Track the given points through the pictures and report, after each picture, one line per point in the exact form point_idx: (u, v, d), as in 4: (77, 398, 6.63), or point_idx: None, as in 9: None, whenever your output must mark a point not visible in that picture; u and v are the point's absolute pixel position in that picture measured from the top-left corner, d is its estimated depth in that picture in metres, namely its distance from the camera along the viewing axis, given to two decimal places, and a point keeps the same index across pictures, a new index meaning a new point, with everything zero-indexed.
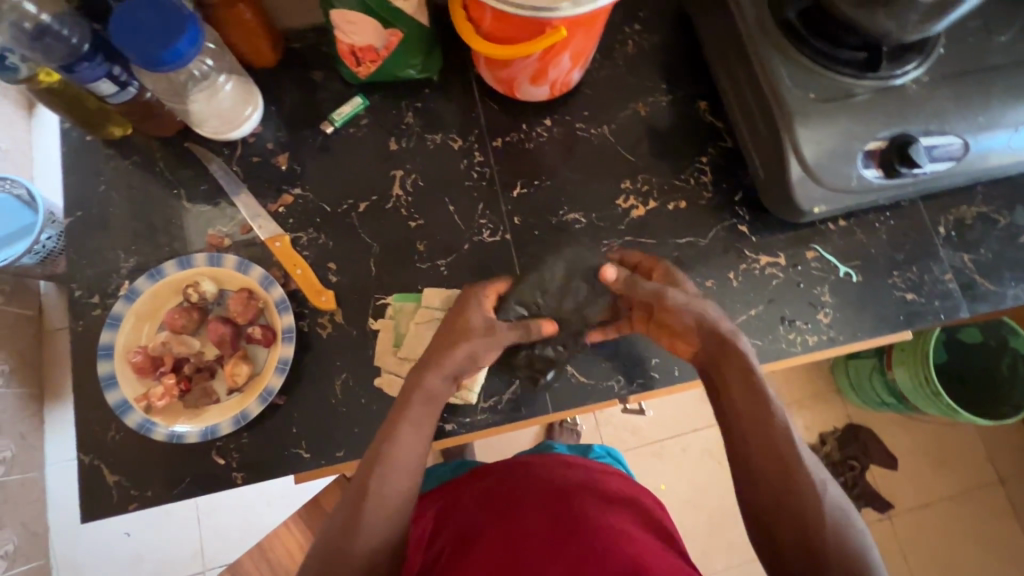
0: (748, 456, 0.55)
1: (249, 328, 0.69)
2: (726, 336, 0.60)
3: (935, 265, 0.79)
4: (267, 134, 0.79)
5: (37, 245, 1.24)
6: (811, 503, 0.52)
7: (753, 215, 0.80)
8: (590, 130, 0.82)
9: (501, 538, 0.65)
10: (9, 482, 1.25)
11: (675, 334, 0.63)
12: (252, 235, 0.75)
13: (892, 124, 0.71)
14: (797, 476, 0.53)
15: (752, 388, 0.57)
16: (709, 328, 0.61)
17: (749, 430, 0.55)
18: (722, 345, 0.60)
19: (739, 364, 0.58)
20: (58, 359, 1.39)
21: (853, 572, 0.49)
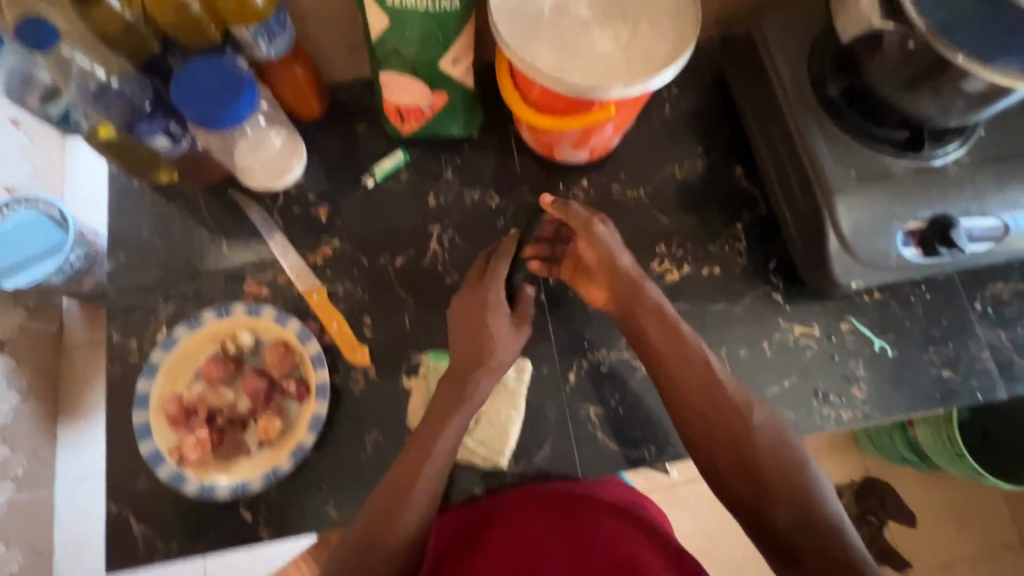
0: (693, 401, 0.63)
1: (284, 381, 0.70)
2: (637, 277, 0.70)
3: (972, 342, 0.78)
4: (309, 185, 0.80)
5: (67, 263, 1.23)
6: (751, 432, 0.61)
7: (788, 284, 0.80)
8: (626, 191, 0.83)
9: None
10: (18, 499, 1.25)
11: (604, 268, 0.70)
12: (289, 286, 0.76)
13: (931, 204, 0.71)
14: (724, 402, 0.63)
15: (676, 332, 0.66)
16: (623, 272, 0.70)
17: (689, 376, 0.64)
18: (637, 284, 0.69)
19: (654, 304, 0.68)
20: (75, 376, 1.40)
21: (794, 477, 0.58)
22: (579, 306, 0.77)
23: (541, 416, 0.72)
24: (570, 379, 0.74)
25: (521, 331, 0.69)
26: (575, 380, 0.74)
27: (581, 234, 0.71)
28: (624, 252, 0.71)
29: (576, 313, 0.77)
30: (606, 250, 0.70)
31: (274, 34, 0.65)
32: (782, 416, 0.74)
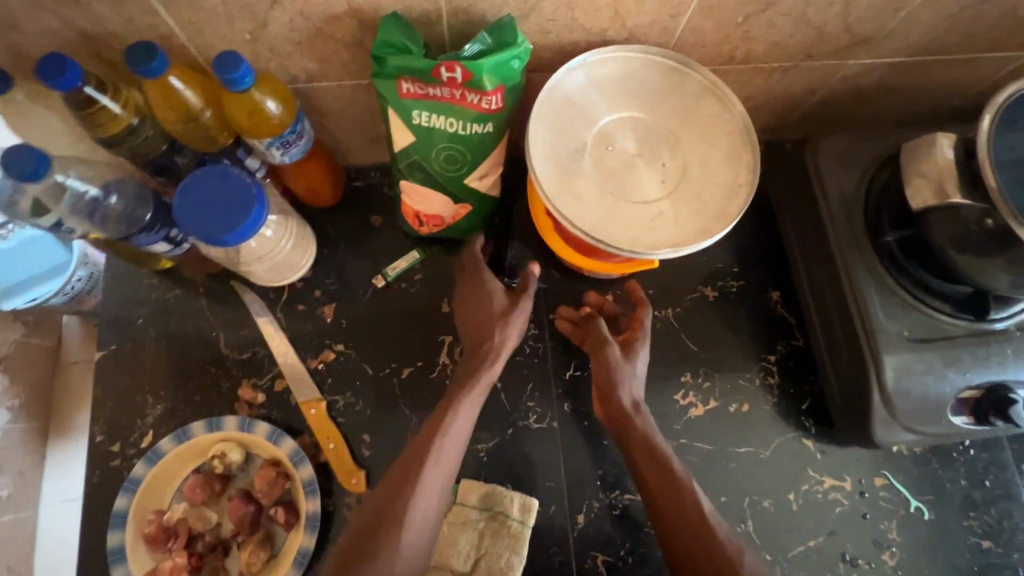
0: (676, 531, 0.59)
1: (271, 508, 0.65)
2: (629, 406, 0.65)
3: (1016, 510, 0.72)
4: (317, 280, 0.75)
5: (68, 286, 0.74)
6: (734, 571, 0.56)
7: (820, 428, 0.74)
8: (654, 310, 0.77)
9: None
10: None
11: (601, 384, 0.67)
12: (286, 394, 0.71)
13: (988, 372, 0.65)
14: (707, 536, 0.58)
15: (661, 463, 0.62)
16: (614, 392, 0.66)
17: (673, 505, 0.60)
18: (629, 417, 0.65)
19: (642, 436, 0.64)
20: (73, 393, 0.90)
21: None
22: (595, 438, 0.71)
23: (544, 560, 0.67)
24: (580, 521, 0.69)
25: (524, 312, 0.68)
26: (584, 522, 0.69)
27: (598, 345, 0.68)
28: (634, 380, 0.67)
29: (592, 448, 0.71)
30: (615, 372, 0.66)
31: (289, 143, 0.59)
32: None
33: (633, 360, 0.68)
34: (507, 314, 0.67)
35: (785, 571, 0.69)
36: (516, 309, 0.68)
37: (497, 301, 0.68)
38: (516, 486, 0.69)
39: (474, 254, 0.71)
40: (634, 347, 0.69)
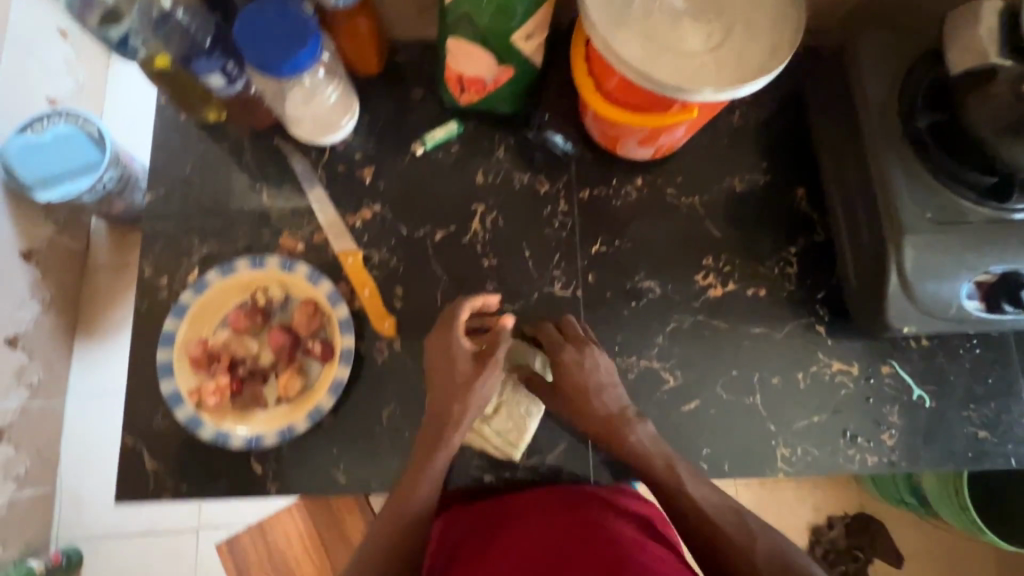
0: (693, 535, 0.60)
1: (309, 341, 0.69)
2: (615, 413, 0.66)
3: (1016, 405, 0.75)
4: (358, 144, 0.78)
5: (99, 184, 1.21)
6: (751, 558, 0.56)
7: (834, 317, 0.76)
8: (681, 197, 0.79)
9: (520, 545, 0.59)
10: (32, 405, 1.27)
11: (585, 415, 0.67)
12: (324, 245, 0.74)
13: (1006, 258, 0.67)
14: (720, 532, 0.58)
15: (660, 476, 0.63)
16: (602, 423, 0.66)
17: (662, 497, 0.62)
18: (619, 432, 0.65)
19: (637, 455, 0.64)
20: (98, 295, 1.40)
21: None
22: (616, 310, 0.75)
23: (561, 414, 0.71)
24: None
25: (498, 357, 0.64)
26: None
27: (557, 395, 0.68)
28: (611, 392, 0.67)
29: (612, 317, 0.75)
30: (578, 390, 0.67)
31: None
32: (806, 451, 0.72)
33: (590, 374, 0.67)
34: (472, 385, 0.64)
35: (786, 442, 0.72)
36: (482, 378, 0.64)
37: (461, 369, 0.64)
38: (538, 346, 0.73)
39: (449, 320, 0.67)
40: (586, 366, 0.67)
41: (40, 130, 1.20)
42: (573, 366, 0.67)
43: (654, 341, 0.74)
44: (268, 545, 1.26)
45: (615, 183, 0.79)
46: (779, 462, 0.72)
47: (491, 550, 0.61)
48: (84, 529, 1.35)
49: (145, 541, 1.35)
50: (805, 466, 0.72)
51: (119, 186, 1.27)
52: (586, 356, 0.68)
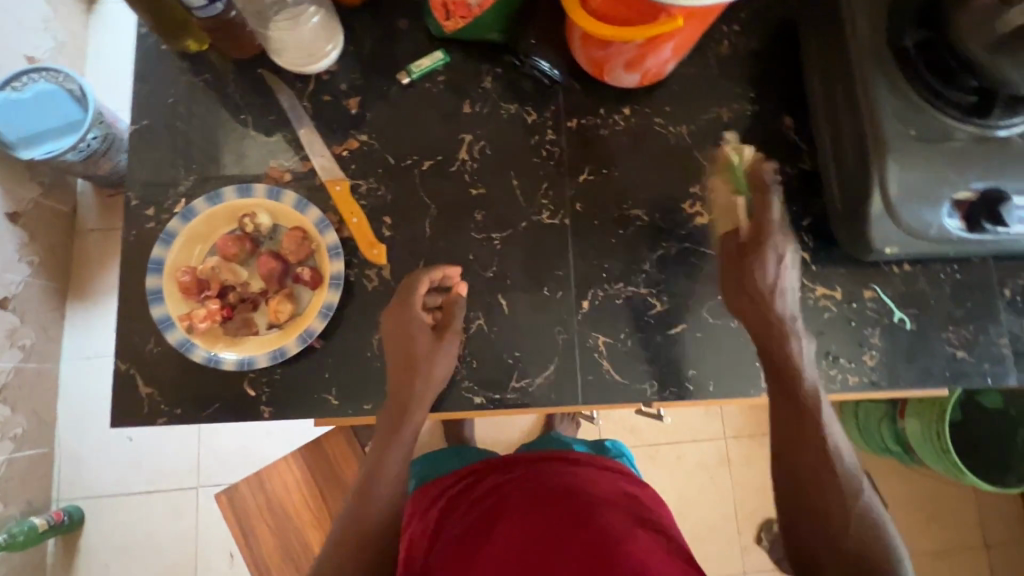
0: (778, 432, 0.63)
1: (298, 268, 0.69)
2: (787, 316, 0.67)
3: (993, 327, 0.77)
4: (343, 74, 0.77)
5: (82, 143, 1.18)
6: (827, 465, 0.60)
7: (818, 243, 0.77)
8: (669, 126, 0.79)
9: (514, 527, 0.61)
10: (25, 368, 1.27)
11: (749, 302, 0.68)
12: (312, 174, 0.74)
13: (988, 176, 0.68)
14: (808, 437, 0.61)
15: (789, 382, 0.64)
16: (772, 309, 0.67)
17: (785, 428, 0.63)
18: (784, 329, 0.66)
19: (786, 358, 0.66)
20: (88, 259, 1.40)
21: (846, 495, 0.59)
22: (604, 237, 0.75)
23: (550, 338, 0.73)
24: (584, 307, 0.74)
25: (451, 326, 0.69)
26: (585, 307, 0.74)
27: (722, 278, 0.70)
28: (784, 284, 0.67)
29: (600, 243, 0.75)
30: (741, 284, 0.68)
31: None
32: None
33: (767, 280, 0.67)
34: (432, 358, 0.67)
35: None
36: (440, 349, 0.67)
37: (420, 341, 0.67)
38: (527, 274, 0.74)
39: (409, 292, 0.68)
40: (783, 262, 0.67)
41: (20, 87, 1.18)
42: (768, 274, 0.67)
43: (641, 267, 0.75)
44: (267, 496, 1.23)
45: (602, 112, 0.79)
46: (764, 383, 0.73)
47: (485, 527, 0.63)
48: (84, 489, 1.36)
49: (146, 499, 1.36)
50: None
51: (103, 145, 1.23)
52: (782, 245, 0.67)
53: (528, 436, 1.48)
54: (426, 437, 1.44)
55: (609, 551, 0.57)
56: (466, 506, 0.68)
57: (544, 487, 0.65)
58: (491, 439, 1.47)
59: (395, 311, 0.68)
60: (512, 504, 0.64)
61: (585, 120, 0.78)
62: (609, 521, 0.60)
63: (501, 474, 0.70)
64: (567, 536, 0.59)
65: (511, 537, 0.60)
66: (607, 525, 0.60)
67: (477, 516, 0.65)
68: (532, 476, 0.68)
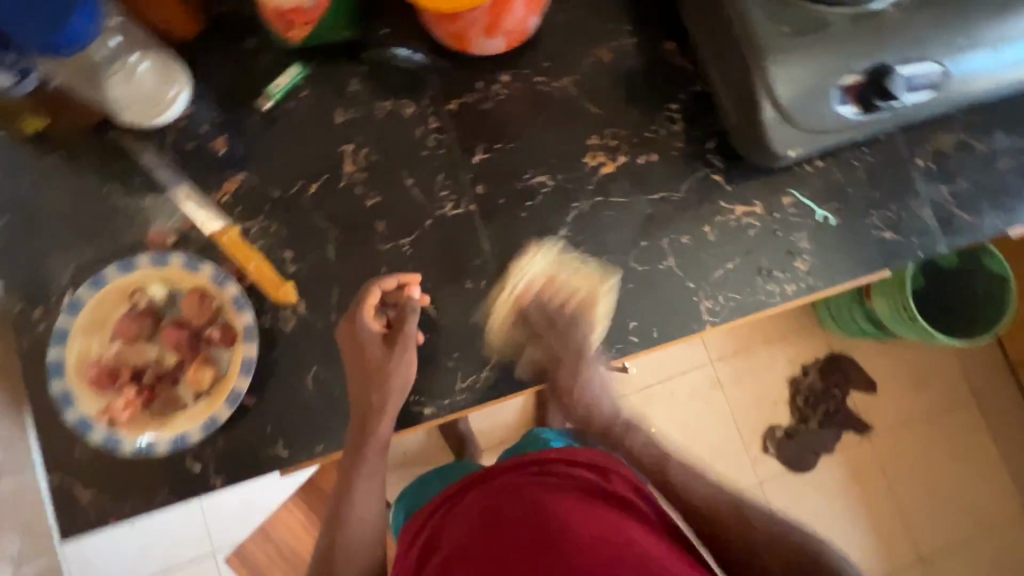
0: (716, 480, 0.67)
1: (207, 329, 0.66)
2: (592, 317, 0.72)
3: (913, 201, 0.77)
4: (200, 115, 0.72)
5: None
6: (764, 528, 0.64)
7: (727, 163, 0.76)
8: (551, 83, 0.76)
9: (487, 552, 0.59)
10: None
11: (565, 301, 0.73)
12: (197, 229, 0.70)
13: (869, 55, 0.67)
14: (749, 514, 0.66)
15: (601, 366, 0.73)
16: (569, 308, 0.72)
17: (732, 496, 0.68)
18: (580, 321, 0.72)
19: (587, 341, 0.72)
20: None
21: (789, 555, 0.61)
22: (513, 213, 0.73)
23: (483, 327, 0.71)
24: (511, 289, 0.72)
25: (408, 335, 0.66)
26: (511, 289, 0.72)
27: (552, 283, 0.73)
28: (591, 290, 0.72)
29: (511, 221, 0.73)
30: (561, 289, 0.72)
31: None
32: (727, 298, 0.73)
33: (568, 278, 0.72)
34: (386, 369, 0.66)
35: (707, 295, 0.73)
36: (393, 357, 0.66)
37: (373, 354, 0.65)
38: (447, 271, 0.72)
39: (360, 302, 0.66)
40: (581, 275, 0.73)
41: None
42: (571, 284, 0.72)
43: (558, 235, 0.73)
44: None
45: (481, 85, 0.75)
46: (705, 316, 0.73)
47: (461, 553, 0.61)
48: None
49: None
50: (729, 312, 0.73)
51: None
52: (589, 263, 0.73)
53: (523, 414, 1.48)
54: (423, 444, 1.43)
55: (579, 571, 0.54)
56: (448, 534, 0.65)
57: (518, 504, 0.62)
58: (486, 427, 1.47)
59: (347, 324, 0.67)
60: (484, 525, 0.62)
61: (467, 97, 0.75)
62: (580, 534, 0.57)
63: (482, 491, 0.68)
64: (538, 563, 0.56)
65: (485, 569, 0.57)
66: (577, 539, 0.56)
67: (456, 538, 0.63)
68: (504, 493, 0.65)
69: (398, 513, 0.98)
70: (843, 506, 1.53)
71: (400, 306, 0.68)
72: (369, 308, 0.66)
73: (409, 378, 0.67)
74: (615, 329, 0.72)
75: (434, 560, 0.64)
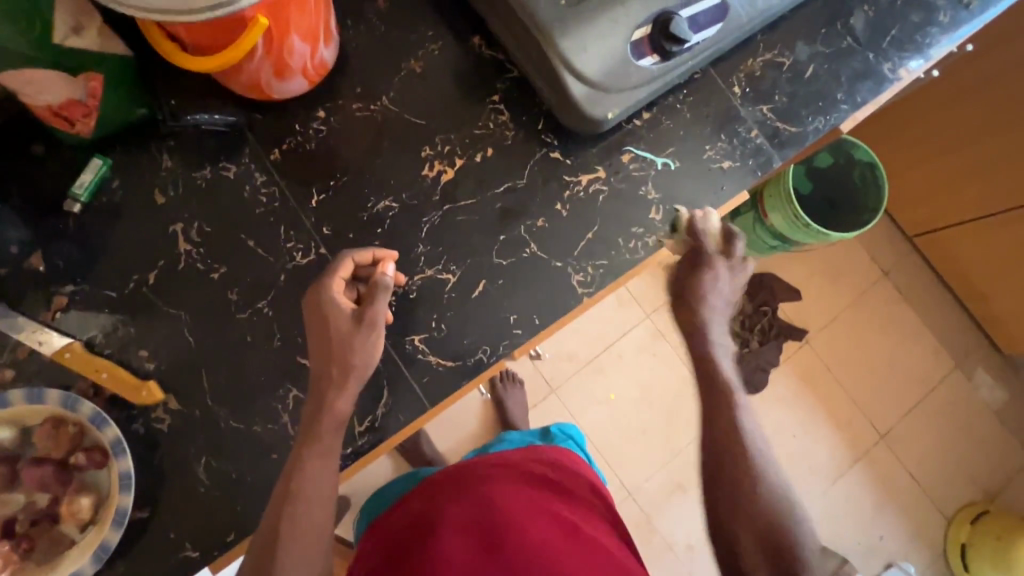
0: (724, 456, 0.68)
1: (72, 456, 0.62)
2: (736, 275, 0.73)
3: (740, 127, 0.81)
4: (6, 237, 0.67)
5: None
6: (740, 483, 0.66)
7: (561, 138, 0.77)
8: (369, 107, 0.75)
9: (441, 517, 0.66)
10: None
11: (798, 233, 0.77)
12: (35, 356, 0.66)
13: (648, 7, 0.70)
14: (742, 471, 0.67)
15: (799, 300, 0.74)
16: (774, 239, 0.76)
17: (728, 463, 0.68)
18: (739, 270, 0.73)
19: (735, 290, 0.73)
20: None
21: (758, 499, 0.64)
22: (367, 243, 0.72)
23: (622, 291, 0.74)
24: None
25: (375, 300, 0.62)
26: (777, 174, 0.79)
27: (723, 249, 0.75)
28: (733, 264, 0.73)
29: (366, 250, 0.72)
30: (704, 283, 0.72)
31: None
32: (596, 266, 0.75)
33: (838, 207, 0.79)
34: (347, 347, 0.61)
35: (576, 268, 0.75)
36: (358, 337, 0.61)
37: (336, 328, 0.61)
38: None
39: (338, 272, 0.63)
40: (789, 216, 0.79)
41: None
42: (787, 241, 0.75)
43: (416, 253, 0.73)
44: None
45: (299, 127, 0.73)
46: (579, 289, 0.75)
47: (416, 521, 0.68)
48: None
49: None
50: (601, 279, 0.75)
51: None
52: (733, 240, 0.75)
53: (483, 419, 1.47)
54: None
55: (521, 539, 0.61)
56: (407, 509, 0.72)
57: (476, 484, 0.70)
58: (447, 446, 1.45)
59: (313, 297, 0.63)
60: (442, 500, 0.69)
61: (288, 143, 0.73)
62: (528, 530, 0.63)
63: (443, 479, 0.75)
64: (485, 554, 0.61)
65: (428, 553, 0.62)
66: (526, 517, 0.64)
67: (413, 514, 0.70)
68: (465, 477, 0.73)
69: (361, 524, 1.00)
70: (798, 410, 1.61)
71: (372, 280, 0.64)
72: (338, 282, 0.63)
73: (372, 357, 0.62)
74: (497, 328, 0.72)
75: (397, 523, 0.71)
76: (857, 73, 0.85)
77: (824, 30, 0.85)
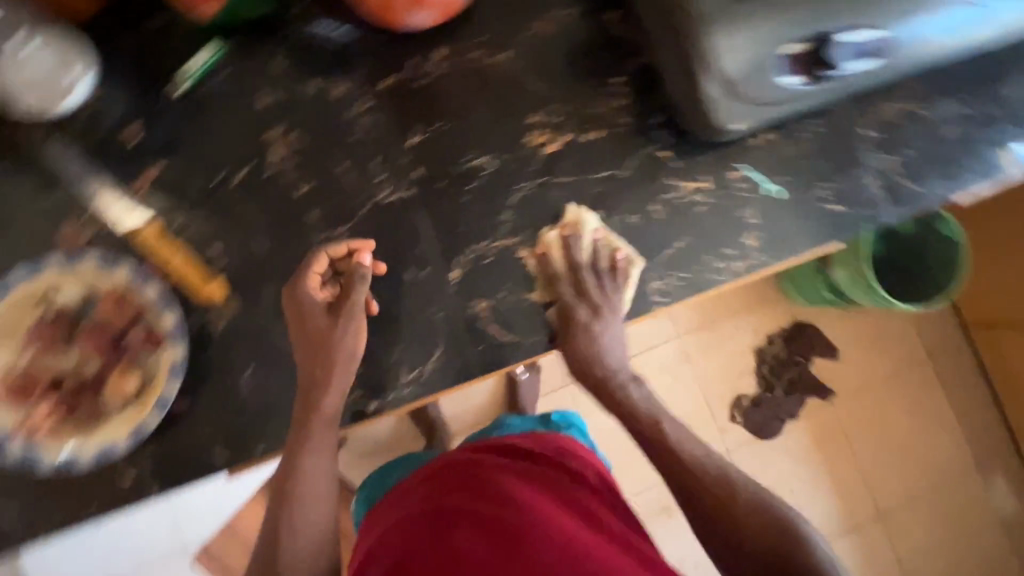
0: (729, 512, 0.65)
1: (130, 332, 0.63)
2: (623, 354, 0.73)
3: (859, 172, 0.77)
4: (109, 101, 0.67)
5: None
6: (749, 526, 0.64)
7: (675, 138, 0.73)
8: (489, 58, 0.72)
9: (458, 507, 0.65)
10: None
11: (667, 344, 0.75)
12: (113, 225, 0.66)
13: (810, 23, 0.65)
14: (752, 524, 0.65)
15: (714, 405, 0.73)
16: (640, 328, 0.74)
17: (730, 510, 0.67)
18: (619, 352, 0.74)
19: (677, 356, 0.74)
20: None
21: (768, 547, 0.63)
22: (455, 195, 0.70)
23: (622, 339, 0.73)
24: (453, 277, 0.69)
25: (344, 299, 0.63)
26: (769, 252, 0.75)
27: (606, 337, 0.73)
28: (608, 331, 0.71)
29: (451, 202, 0.70)
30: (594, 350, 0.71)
31: None
32: (676, 278, 0.72)
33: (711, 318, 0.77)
34: (329, 336, 0.63)
35: (657, 275, 0.72)
36: (337, 329, 0.63)
37: (313, 322, 0.63)
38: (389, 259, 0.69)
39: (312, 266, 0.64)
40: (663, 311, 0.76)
41: None
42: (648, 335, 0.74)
43: (501, 217, 0.71)
44: None
45: (416, 61, 0.71)
46: (654, 296, 0.72)
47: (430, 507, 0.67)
48: None
49: None
50: (679, 292, 0.72)
51: None
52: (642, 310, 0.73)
53: (493, 396, 1.46)
54: (393, 432, 1.40)
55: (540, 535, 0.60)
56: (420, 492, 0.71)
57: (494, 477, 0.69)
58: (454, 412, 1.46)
59: (290, 293, 0.64)
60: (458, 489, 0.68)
61: (402, 76, 0.70)
62: (546, 526, 0.61)
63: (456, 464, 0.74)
64: (501, 545, 0.60)
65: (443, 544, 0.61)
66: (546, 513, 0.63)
67: (427, 498, 0.69)
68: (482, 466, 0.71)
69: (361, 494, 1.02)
70: (807, 468, 1.57)
71: (348, 273, 0.64)
72: (312, 279, 0.64)
73: (356, 340, 0.63)
74: (563, 314, 0.70)
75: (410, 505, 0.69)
76: (997, 145, 0.79)
77: (975, 92, 0.79)
